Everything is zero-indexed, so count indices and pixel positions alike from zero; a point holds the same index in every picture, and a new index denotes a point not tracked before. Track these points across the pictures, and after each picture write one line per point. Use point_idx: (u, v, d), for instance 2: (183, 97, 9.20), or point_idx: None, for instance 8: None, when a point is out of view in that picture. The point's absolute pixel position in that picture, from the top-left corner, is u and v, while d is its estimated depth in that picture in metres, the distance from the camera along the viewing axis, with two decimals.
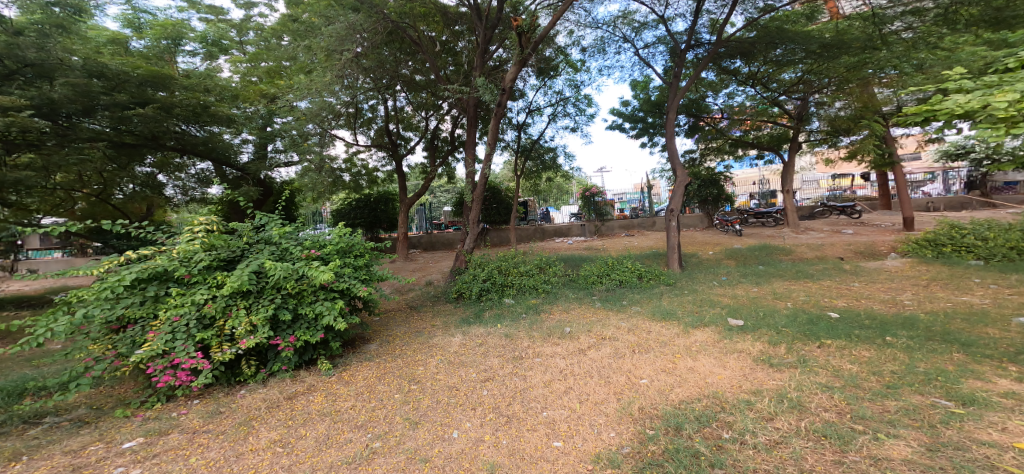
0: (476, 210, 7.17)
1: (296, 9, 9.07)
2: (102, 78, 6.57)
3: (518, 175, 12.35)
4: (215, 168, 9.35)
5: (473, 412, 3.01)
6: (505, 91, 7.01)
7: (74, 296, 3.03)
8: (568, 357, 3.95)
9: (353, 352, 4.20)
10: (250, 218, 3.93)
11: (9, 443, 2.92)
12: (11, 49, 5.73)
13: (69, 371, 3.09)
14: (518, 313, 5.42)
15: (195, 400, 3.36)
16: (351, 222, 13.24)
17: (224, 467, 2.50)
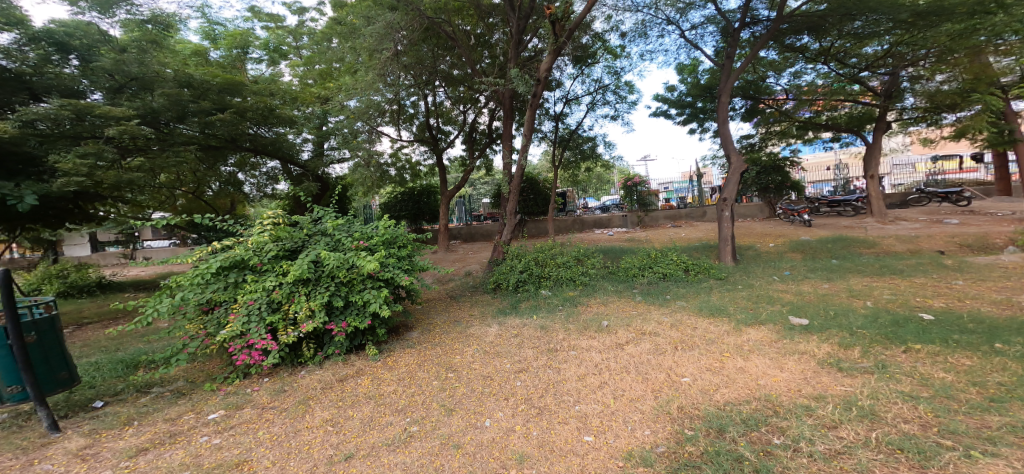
0: (514, 202, 7.26)
1: (342, 11, 9.54)
2: (190, 88, 7.53)
3: (557, 165, 12.19)
4: (282, 167, 10.19)
5: (506, 402, 3.07)
6: (541, 81, 6.97)
7: (174, 281, 3.48)
8: (603, 351, 3.89)
9: (397, 339, 4.44)
10: (309, 212, 4.27)
11: (126, 409, 3.45)
12: (119, 66, 6.61)
13: (170, 347, 3.55)
14: (554, 305, 5.41)
15: (265, 378, 3.73)
16: (398, 215, 14.10)
17: (284, 442, 2.77)
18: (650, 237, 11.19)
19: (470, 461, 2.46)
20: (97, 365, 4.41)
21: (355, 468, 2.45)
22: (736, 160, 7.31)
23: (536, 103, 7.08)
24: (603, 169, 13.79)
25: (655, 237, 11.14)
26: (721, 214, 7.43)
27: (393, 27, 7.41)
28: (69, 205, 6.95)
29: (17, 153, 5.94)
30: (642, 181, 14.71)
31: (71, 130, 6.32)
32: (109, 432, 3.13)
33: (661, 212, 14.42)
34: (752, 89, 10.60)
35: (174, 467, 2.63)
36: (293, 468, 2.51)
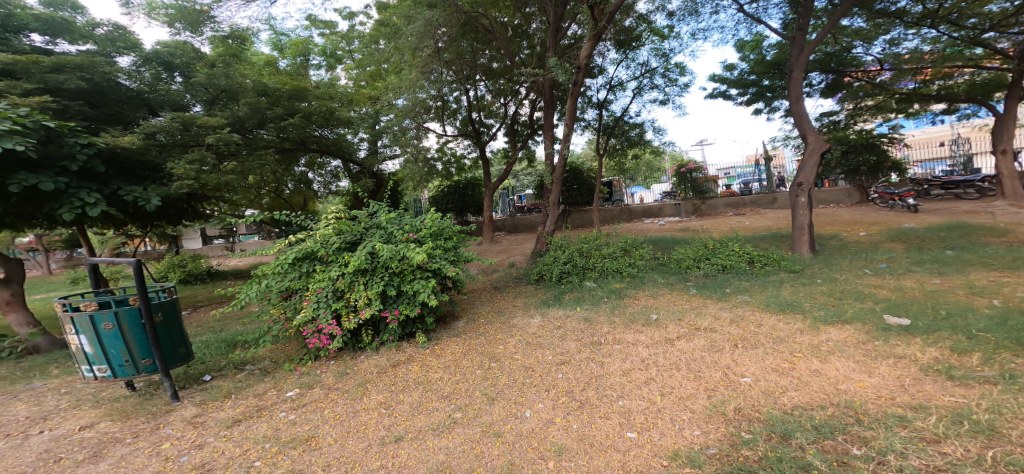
0: (556, 192, 7.24)
1: (384, 13, 9.90)
2: (266, 96, 8.33)
3: (602, 153, 11.77)
4: (343, 165, 10.90)
5: (547, 394, 3.12)
6: (581, 69, 6.84)
7: (259, 270, 3.90)
8: (652, 347, 3.79)
9: (444, 328, 4.61)
10: (366, 207, 4.57)
11: (226, 383, 3.94)
12: (211, 80, 7.56)
13: (259, 329, 3.97)
14: (600, 297, 5.29)
15: (332, 360, 4.05)
16: (444, 208, 14.62)
17: (345, 421, 3.00)
18: (705, 226, 10.56)
19: (510, 449, 2.56)
20: (205, 343, 5.08)
21: (404, 449, 2.61)
22: (816, 140, 6.71)
23: (577, 92, 6.96)
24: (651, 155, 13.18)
25: (712, 226, 10.49)
26: (796, 201, 6.82)
27: (432, 25, 7.44)
28: (183, 205, 8.00)
29: (143, 161, 6.94)
30: (697, 168, 13.98)
31: (182, 139, 7.28)
32: (213, 403, 3.59)
33: (720, 200, 13.71)
34: (834, 62, 9.40)
35: (257, 438, 2.96)
36: (352, 445, 2.72)
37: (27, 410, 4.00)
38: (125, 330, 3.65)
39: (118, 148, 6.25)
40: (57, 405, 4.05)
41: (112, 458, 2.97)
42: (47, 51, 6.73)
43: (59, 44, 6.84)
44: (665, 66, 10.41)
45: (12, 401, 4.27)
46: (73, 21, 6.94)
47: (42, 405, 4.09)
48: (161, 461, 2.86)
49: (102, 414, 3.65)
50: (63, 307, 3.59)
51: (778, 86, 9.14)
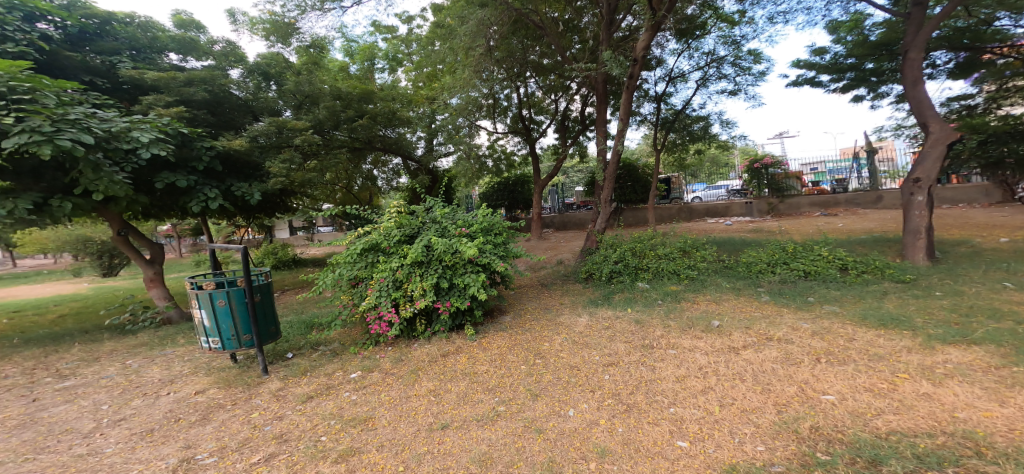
0: (609, 190, 7.39)
1: (439, 16, 10.09)
2: (341, 99, 9.13)
3: (660, 149, 11.25)
4: (403, 163, 11.33)
5: (592, 394, 3.15)
6: (637, 61, 6.89)
7: (333, 259, 4.27)
8: (711, 354, 3.63)
9: (491, 322, 4.82)
10: (423, 203, 4.82)
11: (303, 362, 4.32)
12: (296, 86, 8.46)
13: (331, 313, 4.35)
14: (653, 300, 5.18)
15: (389, 346, 4.32)
16: (495, 203, 15.38)
17: (398, 405, 3.23)
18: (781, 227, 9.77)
19: (550, 445, 2.61)
20: (291, 323, 5.62)
21: (449, 437, 2.77)
22: (941, 128, 5.95)
23: (633, 85, 7.10)
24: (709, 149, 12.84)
25: (790, 226, 9.66)
26: (912, 199, 6.08)
27: (484, 24, 7.58)
28: (276, 201, 8.91)
29: (248, 161, 7.75)
30: (773, 163, 13.03)
31: (277, 140, 8.04)
32: (293, 379, 3.97)
33: (803, 198, 12.49)
34: (968, 37, 8.03)
35: (324, 415, 3.22)
36: (403, 429, 2.91)
37: (158, 373, 4.71)
38: (233, 307, 4.15)
39: (226, 150, 7.08)
40: (180, 371, 4.73)
41: (215, 421, 3.38)
42: (180, 67, 7.86)
43: (190, 61, 7.96)
44: (734, 54, 9.70)
45: (148, 365, 5.05)
46: (198, 41, 8.05)
47: (170, 369, 4.80)
48: (249, 428, 3.20)
49: (211, 382, 4.18)
50: (191, 284, 4.15)
51: (885, 68, 8.03)
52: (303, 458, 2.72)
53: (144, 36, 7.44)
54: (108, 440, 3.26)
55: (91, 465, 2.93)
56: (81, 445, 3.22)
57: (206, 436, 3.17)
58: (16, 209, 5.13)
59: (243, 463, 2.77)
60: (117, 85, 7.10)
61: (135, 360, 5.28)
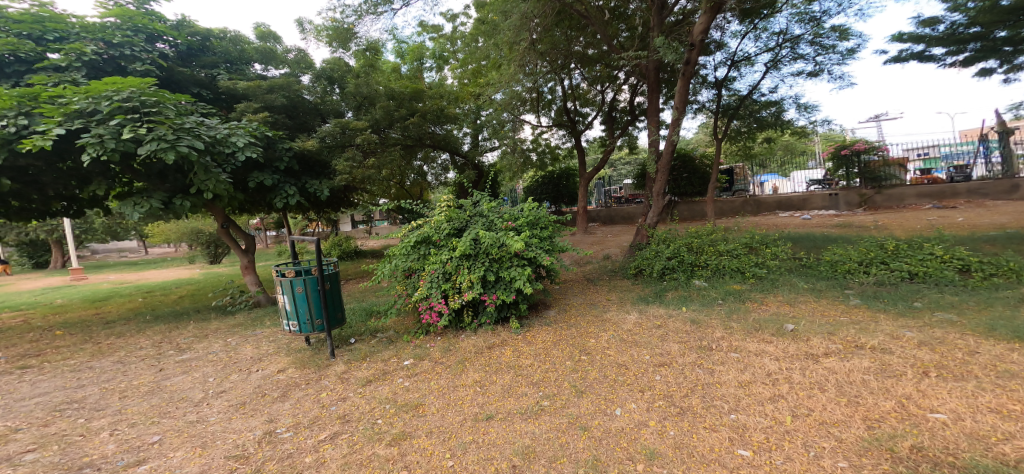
0: (661, 182, 7.24)
1: (483, 11, 10.09)
2: (394, 98, 9.49)
3: (721, 137, 10.56)
4: (451, 158, 11.43)
5: (642, 394, 3.06)
6: (694, 45, 6.58)
7: (389, 250, 4.54)
8: (782, 360, 3.37)
9: (536, 316, 4.86)
10: (470, 198, 4.95)
11: (363, 347, 4.60)
12: (356, 88, 8.97)
13: (388, 302, 4.59)
14: (712, 299, 4.92)
15: (438, 336, 4.50)
16: (539, 197, 15.30)
17: (444, 394, 3.34)
18: (876, 221, 8.84)
19: (596, 444, 2.58)
20: (355, 310, 5.99)
21: (493, 428, 2.83)
22: None
23: (690, 70, 6.79)
24: (776, 135, 11.97)
25: (888, 221, 8.65)
26: None
27: (528, 17, 7.49)
28: (340, 196, 9.46)
29: (318, 160, 8.27)
30: (868, 149, 11.65)
31: (342, 139, 8.50)
32: (355, 362, 4.24)
33: (908, 189, 11.12)
34: None
35: (380, 399, 3.40)
36: (450, 417, 3.01)
37: (251, 351, 5.22)
38: (309, 294, 4.50)
39: (302, 150, 7.67)
40: (268, 349, 5.22)
41: (292, 399, 3.69)
42: (263, 76, 8.57)
43: (270, 71, 8.69)
44: (813, 31, 8.86)
45: (242, 343, 5.62)
46: (276, 51, 8.74)
47: (258, 348, 5.31)
48: (318, 407, 3.45)
49: (290, 361, 4.57)
50: (276, 272, 4.54)
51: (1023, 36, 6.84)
52: (361, 439, 2.89)
53: (235, 49, 8.18)
54: (213, 410, 3.68)
55: (198, 431, 3.31)
56: (192, 413, 3.65)
57: (285, 412, 3.46)
58: (150, 208, 5.94)
59: (312, 439, 2.99)
60: (217, 95, 7.92)
61: (232, 338, 5.91)
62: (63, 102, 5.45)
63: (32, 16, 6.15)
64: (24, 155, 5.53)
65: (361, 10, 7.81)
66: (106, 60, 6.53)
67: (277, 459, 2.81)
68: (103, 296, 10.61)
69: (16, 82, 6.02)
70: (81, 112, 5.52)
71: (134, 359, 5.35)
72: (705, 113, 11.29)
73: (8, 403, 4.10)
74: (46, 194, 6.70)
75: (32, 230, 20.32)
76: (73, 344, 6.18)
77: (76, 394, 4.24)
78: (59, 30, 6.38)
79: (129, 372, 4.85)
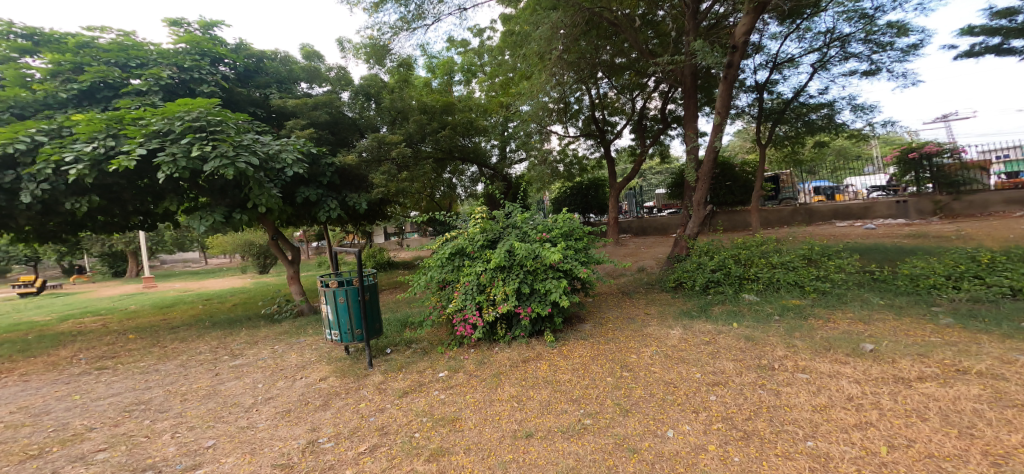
0: (702, 191, 7.00)
1: (511, 23, 10.19)
2: (426, 113, 9.72)
3: (765, 144, 10.15)
4: (480, 170, 11.55)
5: (697, 416, 2.98)
6: (737, 48, 6.38)
7: (424, 262, 4.62)
8: (864, 383, 3.17)
9: (571, 329, 4.80)
10: (502, 209, 4.98)
11: (399, 358, 4.68)
12: (391, 104, 9.24)
13: (423, 313, 4.65)
14: (767, 316, 4.70)
15: (472, 348, 4.53)
16: (569, 208, 15.22)
17: (482, 408, 3.35)
18: (958, 231, 8.20)
19: (648, 467, 2.53)
20: (392, 321, 6.12)
21: (533, 446, 2.80)
22: None
23: (732, 74, 6.58)
24: (828, 140, 11.36)
25: (973, 231, 7.96)
26: None
27: (558, 27, 7.48)
28: (376, 209, 9.71)
29: (357, 174, 8.54)
30: (938, 152, 10.95)
31: (381, 152, 8.73)
32: (392, 373, 4.31)
33: (992, 194, 10.28)
34: None
35: (417, 411, 3.44)
36: (488, 433, 3.01)
37: (295, 358, 5.42)
38: (351, 304, 4.63)
39: (343, 165, 7.98)
40: (312, 357, 5.40)
41: (334, 408, 3.79)
42: (308, 94, 8.98)
43: (315, 88, 9.10)
44: (865, 29, 8.42)
45: (289, 350, 5.85)
46: (319, 69, 9.15)
47: (302, 356, 5.49)
48: (358, 418, 3.52)
49: (331, 370, 4.70)
50: (321, 282, 4.70)
51: None
52: (400, 453, 2.93)
53: (284, 69, 8.65)
54: (261, 416, 3.82)
55: (248, 437, 3.45)
56: (243, 418, 3.82)
57: (326, 421, 3.56)
58: (213, 221, 6.36)
59: (353, 451, 3.05)
60: (269, 114, 8.38)
61: (279, 346, 6.15)
62: (143, 124, 5.90)
63: (118, 44, 6.82)
64: (108, 174, 6.00)
65: (396, 27, 8.07)
66: (178, 83, 7.04)
67: (319, 469, 2.88)
68: (168, 303, 11.35)
69: (105, 106, 6.55)
70: (159, 132, 5.96)
71: (195, 363, 5.67)
72: (744, 118, 10.92)
73: (85, 402, 4.44)
74: (125, 210, 7.26)
75: (108, 244, 22.20)
76: (143, 347, 6.64)
77: (143, 396, 4.53)
78: (140, 57, 6.96)
79: (190, 376, 5.13)
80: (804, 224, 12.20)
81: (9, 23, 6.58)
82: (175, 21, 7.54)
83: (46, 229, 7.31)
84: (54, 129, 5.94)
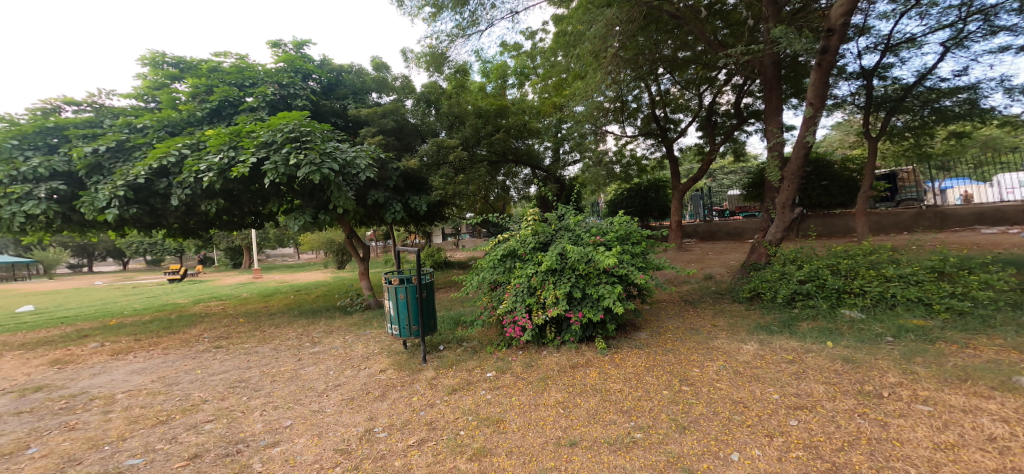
0: (787, 192, 6.54)
1: (563, 23, 10.09)
2: (482, 117, 9.87)
3: (878, 136, 9.16)
4: (533, 172, 11.51)
5: (768, 440, 2.75)
6: (833, 31, 5.83)
7: (476, 263, 4.71)
8: (1014, 423, 2.74)
9: (625, 337, 4.65)
10: (555, 211, 4.93)
11: (450, 355, 4.79)
12: (449, 109, 9.50)
13: (476, 313, 4.73)
14: (876, 337, 4.23)
15: (520, 350, 4.52)
16: (627, 210, 14.80)
17: (527, 412, 3.32)
18: None
19: None
20: (448, 318, 6.29)
21: (577, 456, 2.73)
22: None
23: (827, 61, 6.03)
24: (971, 129, 9.83)
25: None
26: None
27: (612, 24, 7.30)
28: (435, 211, 10.01)
29: (418, 177, 8.85)
30: None
31: (441, 157, 9.01)
32: (442, 369, 4.42)
33: None
34: None
35: (464, 409, 3.49)
36: (531, 438, 2.98)
37: (362, 349, 5.72)
38: (410, 301, 4.80)
39: (407, 169, 8.31)
40: (375, 349, 5.67)
41: (389, 399, 3.95)
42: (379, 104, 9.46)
43: (383, 98, 9.56)
44: None
45: (356, 341, 6.19)
46: (387, 80, 9.58)
47: (367, 348, 5.79)
48: (409, 411, 3.64)
49: (390, 362, 4.91)
50: (386, 279, 4.94)
51: None
52: (444, 449, 2.98)
53: (359, 80, 9.15)
54: (329, 401, 4.06)
55: (316, 420, 3.68)
56: (315, 402, 4.08)
57: (382, 411, 3.71)
58: (306, 220, 6.92)
59: (402, 442, 3.15)
60: (347, 123, 8.92)
61: (350, 336, 6.52)
62: (254, 136, 6.53)
63: (237, 68, 7.55)
64: (230, 181, 6.74)
65: (452, 34, 8.28)
66: (279, 100, 7.74)
67: (371, 458, 3.00)
68: (265, 293, 12.50)
69: (229, 122, 7.33)
70: (267, 144, 6.58)
71: (285, 347, 6.17)
72: (845, 109, 9.98)
73: (204, 376, 4.98)
74: (243, 210, 8.11)
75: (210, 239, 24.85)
76: (249, 330, 7.37)
77: (245, 374, 5.01)
78: (252, 77, 7.67)
79: (279, 359, 5.59)
80: (932, 229, 10.82)
81: (163, 54, 7.61)
82: (276, 43, 8.26)
83: (189, 227, 8.40)
84: (196, 143, 6.72)
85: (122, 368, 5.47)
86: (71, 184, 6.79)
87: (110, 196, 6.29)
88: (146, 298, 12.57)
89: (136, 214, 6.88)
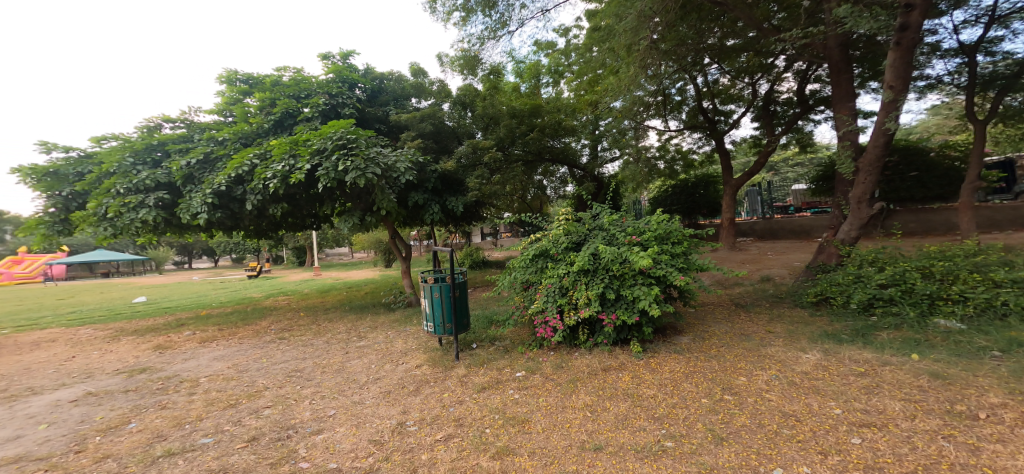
0: (865, 183, 6.13)
1: (596, 19, 9.92)
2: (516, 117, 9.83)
3: (987, 118, 8.22)
4: (570, 171, 11.35)
5: (818, 460, 2.56)
6: (912, 5, 5.37)
7: (509, 262, 4.72)
8: None
9: (664, 341, 4.49)
10: (589, 210, 4.84)
11: (483, 353, 4.79)
12: (484, 110, 9.58)
13: (508, 312, 4.72)
14: (976, 349, 3.83)
15: (551, 351, 4.46)
16: (669, 209, 14.37)
17: (554, 413, 3.27)
18: None
19: None
20: (483, 316, 6.32)
21: (601, 461, 2.66)
22: None
23: (909, 39, 5.61)
24: None
25: None
26: None
27: (644, 16, 7.09)
28: (473, 211, 10.09)
29: (455, 179, 8.98)
30: None
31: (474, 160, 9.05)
32: (474, 367, 4.44)
33: None
34: None
35: (492, 407, 3.48)
36: (555, 440, 2.92)
37: (402, 344, 5.85)
38: (443, 299, 4.84)
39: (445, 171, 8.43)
40: (414, 345, 5.78)
41: (422, 394, 4.00)
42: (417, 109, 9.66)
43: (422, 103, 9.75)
44: None
45: (397, 337, 6.34)
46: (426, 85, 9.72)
47: (405, 343, 5.91)
48: (440, 407, 3.66)
49: (426, 358, 4.99)
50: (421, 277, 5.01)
51: None
52: (469, 446, 2.98)
53: (399, 87, 9.37)
54: (369, 393, 4.17)
55: (356, 411, 3.78)
56: (356, 394, 4.20)
57: (415, 405, 3.76)
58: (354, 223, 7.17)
59: (431, 437, 3.18)
60: (391, 128, 9.15)
61: (392, 332, 6.69)
62: (309, 144, 6.80)
63: (295, 82, 7.92)
64: (290, 186, 7.09)
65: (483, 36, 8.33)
66: (330, 110, 8.06)
67: (401, 450, 3.04)
68: (323, 289, 13.10)
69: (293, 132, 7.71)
70: (320, 151, 6.84)
71: (336, 340, 6.42)
72: (942, 90, 8.98)
73: (268, 365, 5.24)
74: (304, 213, 8.52)
75: None
76: (309, 323, 7.72)
77: (301, 365, 5.22)
78: (306, 89, 7.99)
79: (329, 351, 5.82)
80: None
81: (236, 72, 8.13)
82: (325, 56, 8.64)
83: (262, 228, 8.90)
84: (265, 152, 7.05)
85: (206, 354, 5.89)
86: (173, 193, 7.42)
87: (202, 203, 6.81)
88: (229, 292, 13.59)
89: (218, 220, 7.39)
